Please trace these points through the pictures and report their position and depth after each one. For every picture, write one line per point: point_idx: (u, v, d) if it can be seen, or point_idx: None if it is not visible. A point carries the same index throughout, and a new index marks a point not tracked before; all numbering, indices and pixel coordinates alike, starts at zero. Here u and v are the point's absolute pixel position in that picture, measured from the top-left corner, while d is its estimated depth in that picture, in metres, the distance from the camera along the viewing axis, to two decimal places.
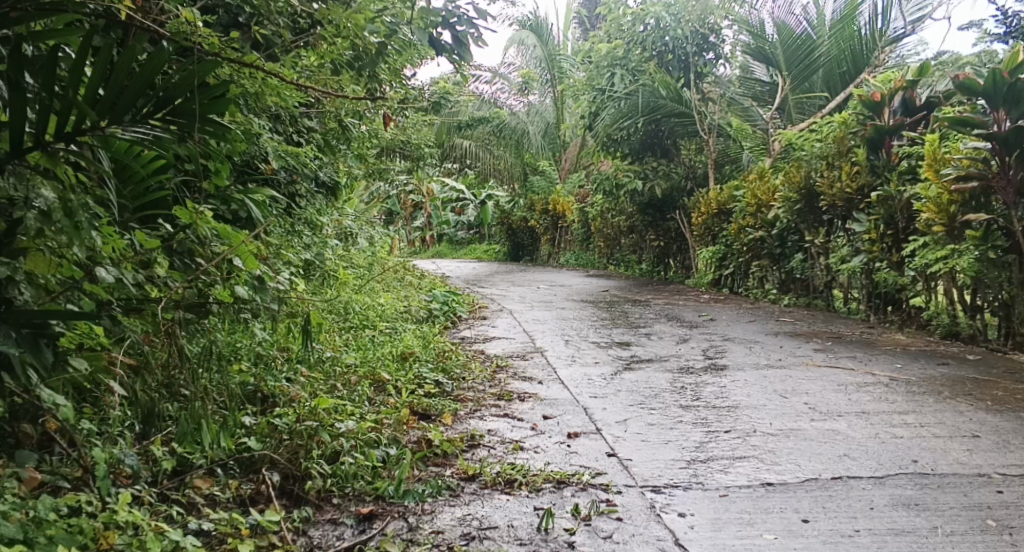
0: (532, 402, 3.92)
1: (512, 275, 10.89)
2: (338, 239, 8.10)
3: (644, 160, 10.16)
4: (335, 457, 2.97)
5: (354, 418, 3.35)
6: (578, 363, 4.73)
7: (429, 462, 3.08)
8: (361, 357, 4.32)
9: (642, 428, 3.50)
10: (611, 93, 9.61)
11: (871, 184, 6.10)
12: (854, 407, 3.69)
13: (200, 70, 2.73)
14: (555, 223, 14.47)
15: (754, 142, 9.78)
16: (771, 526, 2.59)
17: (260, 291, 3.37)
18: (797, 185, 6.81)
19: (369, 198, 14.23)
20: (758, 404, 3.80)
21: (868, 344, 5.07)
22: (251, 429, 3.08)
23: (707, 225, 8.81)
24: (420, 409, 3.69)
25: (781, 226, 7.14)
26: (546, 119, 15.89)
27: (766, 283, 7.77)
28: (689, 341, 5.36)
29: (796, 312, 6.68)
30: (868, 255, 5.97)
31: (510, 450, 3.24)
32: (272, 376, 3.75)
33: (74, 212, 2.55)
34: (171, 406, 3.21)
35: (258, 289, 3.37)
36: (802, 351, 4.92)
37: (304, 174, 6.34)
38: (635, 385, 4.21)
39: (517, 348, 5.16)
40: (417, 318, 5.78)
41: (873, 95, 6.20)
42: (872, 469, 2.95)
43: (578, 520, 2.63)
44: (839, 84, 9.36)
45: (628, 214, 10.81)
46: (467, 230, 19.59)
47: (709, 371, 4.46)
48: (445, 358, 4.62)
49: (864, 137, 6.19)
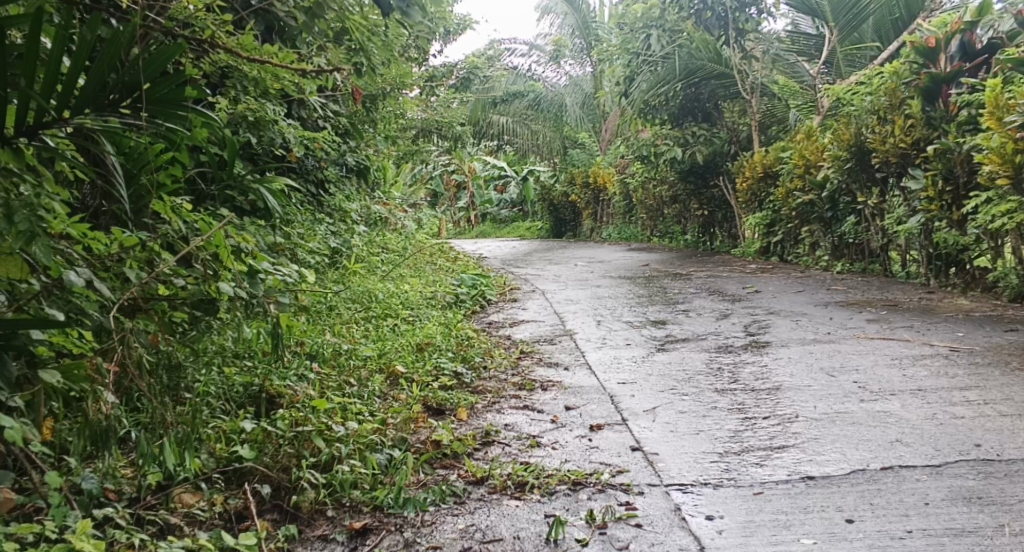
0: (555, 391, 3.66)
1: (551, 253, 10.57)
2: (368, 224, 7.91)
3: (685, 125, 9.75)
4: (333, 464, 2.73)
5: (359, 419, 3.11)
6: (608, 346, 4.44)
7: (436, 464, 2.83)
8: (378, 349, 4.09)
9: (672, 417, 3.21)
10: (648, 56, 9.24)
11: (929, 138, 5.61)
12: (910, 384, 3.34)
13: (161, 53, 2.60)
14: (596, 197, 14.11)
15: (800, 101, 9.00)
16: (810, 529, 2.28)
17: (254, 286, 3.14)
18: (847, 142, 6.33)
19: (410, 180, 14.06)
20: (803, 385, 3.47)
21: (927, 312, 4.67)
22: (245, 435, 2.85)
23: (753, 190, 8.41)
24: (434, 404, 3.45)
25: (832, 187, 6.71)
26: (584, 89, 15.49)
27: (818, 249, 7.36)
28: (731, 316, 5.03)
29: (850, 279, 6.28)
30: (925, 214, 5.53)
31: (525, 448, 2.97)
32: (277, 374, 3.53)
33: (14, 214, 2.41)
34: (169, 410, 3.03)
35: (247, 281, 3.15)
36: (853, 322, 4.55)
37: (328, 160, 6.14)
38: (667, 367, 3.92)
39: (546, 332, 4.91)
40: (443, 304, 5.55)
41: (927, 41, 5.72)
42: (928, 457, 2.61)
43: (592, 528, 2.35)
44: (891, 33, 8.82)
45: (670, 183, 10.41)
46: (511, 208, 19.26)
47: (749, 350, 4.13)
48: (466, 347, 4.38)
49: (919, 87, 5.72)
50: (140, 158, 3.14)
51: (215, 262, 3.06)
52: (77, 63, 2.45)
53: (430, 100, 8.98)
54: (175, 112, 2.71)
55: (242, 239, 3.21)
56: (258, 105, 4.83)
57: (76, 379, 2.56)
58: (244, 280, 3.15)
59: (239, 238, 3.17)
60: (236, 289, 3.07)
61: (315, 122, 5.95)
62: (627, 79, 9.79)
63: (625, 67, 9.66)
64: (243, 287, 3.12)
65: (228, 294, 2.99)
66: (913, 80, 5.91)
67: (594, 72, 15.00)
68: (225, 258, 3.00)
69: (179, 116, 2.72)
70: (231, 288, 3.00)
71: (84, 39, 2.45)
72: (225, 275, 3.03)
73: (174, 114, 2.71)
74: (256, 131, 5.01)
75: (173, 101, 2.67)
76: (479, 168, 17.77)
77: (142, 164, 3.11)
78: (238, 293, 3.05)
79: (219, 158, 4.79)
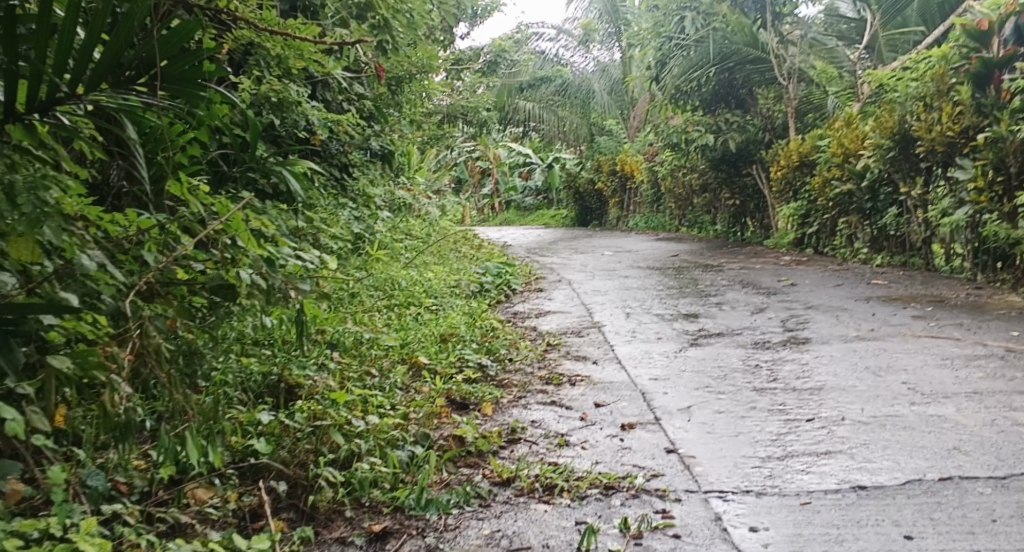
0: (584, 387, 3.50)
1: (576, 242, 10.38)
2: (391, 209, 7.78)
3: (718, 112, 9.57)
4: (353, 460, 2.55)
5: (380, 412, 2.95)
6: (639, 340, 4.26)
7: (460, 463, 2.66)
8: (400, 339, 3.95)
9: (709, 417, 3.04)
10: (681, 40, 9.07)
11: (979, 125, 5.41)
12: (963, 387, 3.16)
13: (180, 30, 2.41)
14: (623, 185, 13.88)
15: (838, 88, 8.66)
16: (865, 545, 2.10)
17: (272, 273, 3.00)
18: (890, 130, 6.14)
19: (434, 166, 13.93)
20: (847, 385, 3.28)
21: (976, 308, 4.47)
22: (261, 427, 2.68)
23: (788, 179, 8.19)
24: (458, 398, 3.29)
25: (872, 177, 6.49)
26: (612, 76, 15.31)
27: (855, 242, 7.14)
28: (767, 310, 4.84)
29: (890, 273, 6.05)
30: (974, 206, 5.32)
31: (553, 447, 2.81)
32: (295, 363, 3.38)
33: (16, 196, 2.26)
34: (188, 398, 2.88)
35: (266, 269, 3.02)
36: (897, 318, 4.36)
37: (353, 144, 6.00)
38: (701, 364, 3.74)
39: (573, 323, 4.75)
40: (468, 293, 5.39)
41: (978, 24, 5.60)
42: (991, 468, 2.43)
43: (626, 538, 2.19)
44: (936, 17, 8.62)
45: (700, 171, 10.21)
46: (535, 196, 19.06)
47: (788, 346, 3.95)
48: (491, 338, 4.22)
49: (970, 73, 5.56)
50: (159, 135, 2.99)
51: (233, 247, 2.90)
52: (90, 42, 2.26)
53: (457, 84, 8.85)
54: (195, 91, 2.53)
55: (260, 224, 3.07)
56: (282, 86, 4.68)
57: (88, 367, 2.36)
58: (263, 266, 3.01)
59: (258, 223, 3.03)
60: (255, 276, 2.93)
61: (340, 105, 5.83)
62: (658, 63, 9.63)
63: (656, 52, 9.50)
64: (262, 274, 2.98)
65: (247, 281, 2.84)
66: (961, 65, 5.68)
67: (622, 58, 14.81)
68: (243, 243, 2.85)
69: (199, 95, 2.54)
70: (249, 275, 2.85)
71: (101, 14, 2.25)
72: (243, 260, 2.88)
73: (193, 92, 2.53)
74: (281, 113, 4.88)
75: (193, 81, 2.49)
76: (504, 154, 17.63)
77: (162, 140, 2.96)
78: (257, 280, 2.91)
79: (242, 139, 4.66)
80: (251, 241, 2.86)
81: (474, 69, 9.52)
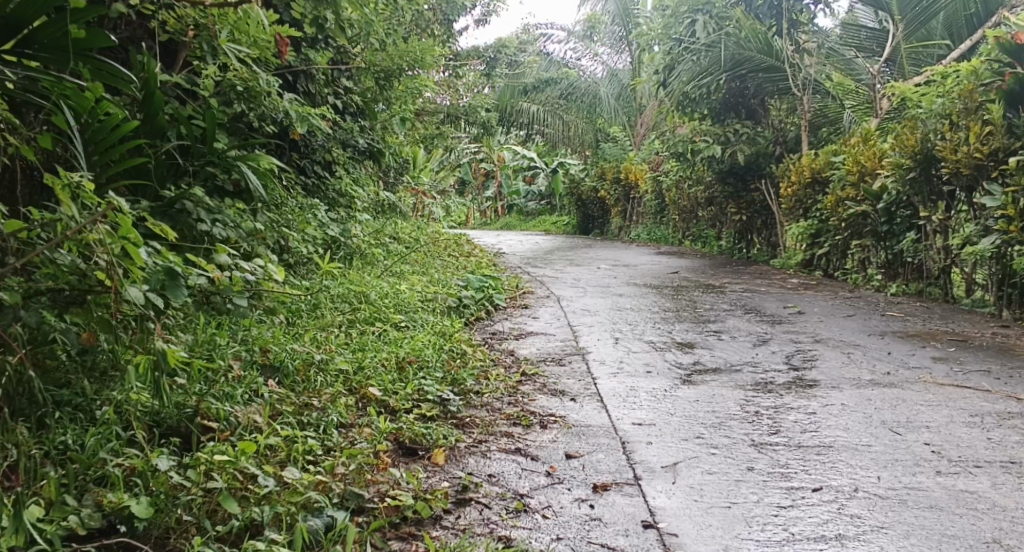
0: (556, 431, 3.04)
1: (573, 252, 9.88)
2: (376, 211, 7.33)
3: (727, 122, 9.16)
4: (249, 533, 2.14)
5: (307, 460, 2.50)
6: (625, 374, 3.78)
7: (389, 535, 2.23)
8: (354, 361, 3.47)
9: (697, 479, 2.57)
10: (691, 44, 8.73)
11: (1010, 148, 4.98)
12: (999, 453, 2.69)
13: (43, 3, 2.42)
14: (627, 194, 13.35)
15: (855, 101, 8.47)
16: None
17: (170, 287, 2.54)
18: (912, 148, 5.66)
19: (435, 167, 13.48)
20: (861, 444, 2.81)
21: (1006, 352, 3.98)
22: (154, 477, 2.24)
23: (798, 197, 7.72)
24: (407, 442, 2.82)
25: (889, 198, 6.03)
26: (621, 81, 14.95)
27: (868, 267, 6.64)
28: (772, 343, 4.36)
29: (906, 303, 5.56)
30: (1002, 236, 4.86)
31: (508, 515, 2.35)
32: (217, 393, 2.81)
33: None
34: (70, 435, 2.38)
35: (163, 285, 2.55)
36: (918, 360, 3.88)
37: (337, 139, 5.57)
38: (693, 407, 3.26)
39: (554, 349, 4.29)
40: (443, 309, 4.91)
41: (1014, 36, 5.13)
42: None
43: None
44: (963, 30, 8.12)
45: (706, 184, 9.75)
46: (538, 202, 18.50)
47: (793, 389, 3.48)
48: (457, 365, 3.74)
49: (1002, 90, 5.15)
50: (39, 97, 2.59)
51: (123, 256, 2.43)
52: None
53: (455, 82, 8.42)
54: (68, 59, 2.56)
55: (161, 231, 2.65)
56: (250, 74, 4.28)
57: None
58: (159, 281, 2.54)
59: (157, 228, 2.59)
60: (146, 294, 2.47)
61: (325, 97, 5.48)
62: (667, 68, 9.27)
63: (665, 56, 9.20)
64: (154, 289, 2.51)
65: (136, 301, 2.40)
66: (992, 81, 5.23)
67: (630, 62, 14.39)
68: (131, 252, 2.38)
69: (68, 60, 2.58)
70: (139, 292, 2.40)
71: None
72: (131, 273, 2.42)
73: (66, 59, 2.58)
74: (248, 103, 4.46)
75: (65, 46, 2.52)
76: (508, 157, 17.24)
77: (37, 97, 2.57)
78: (149, 298, 2.44)
79: (201, 129, 4.21)
80: (141, 250, 2.41)
81: (473, 68, 9.15)
